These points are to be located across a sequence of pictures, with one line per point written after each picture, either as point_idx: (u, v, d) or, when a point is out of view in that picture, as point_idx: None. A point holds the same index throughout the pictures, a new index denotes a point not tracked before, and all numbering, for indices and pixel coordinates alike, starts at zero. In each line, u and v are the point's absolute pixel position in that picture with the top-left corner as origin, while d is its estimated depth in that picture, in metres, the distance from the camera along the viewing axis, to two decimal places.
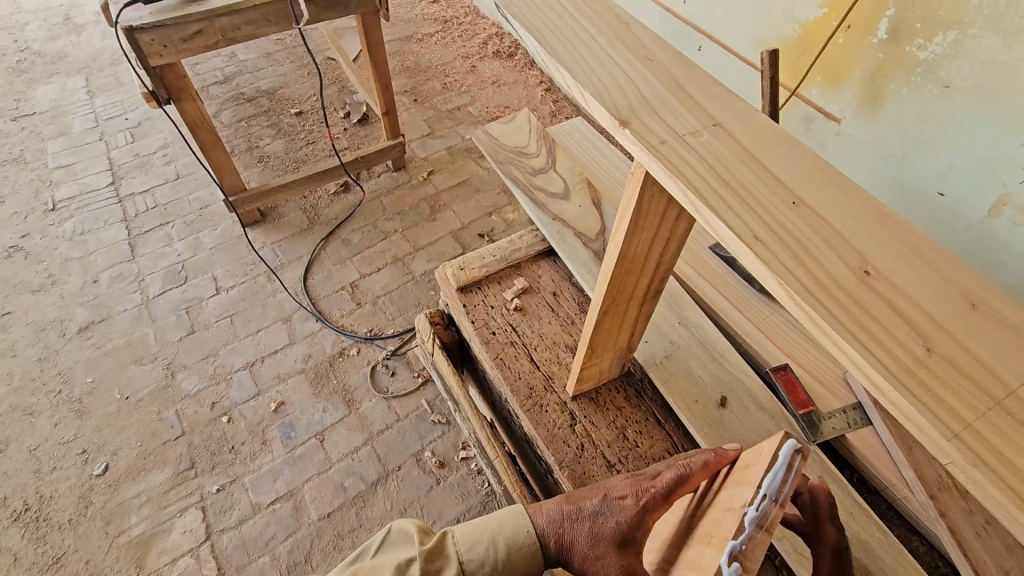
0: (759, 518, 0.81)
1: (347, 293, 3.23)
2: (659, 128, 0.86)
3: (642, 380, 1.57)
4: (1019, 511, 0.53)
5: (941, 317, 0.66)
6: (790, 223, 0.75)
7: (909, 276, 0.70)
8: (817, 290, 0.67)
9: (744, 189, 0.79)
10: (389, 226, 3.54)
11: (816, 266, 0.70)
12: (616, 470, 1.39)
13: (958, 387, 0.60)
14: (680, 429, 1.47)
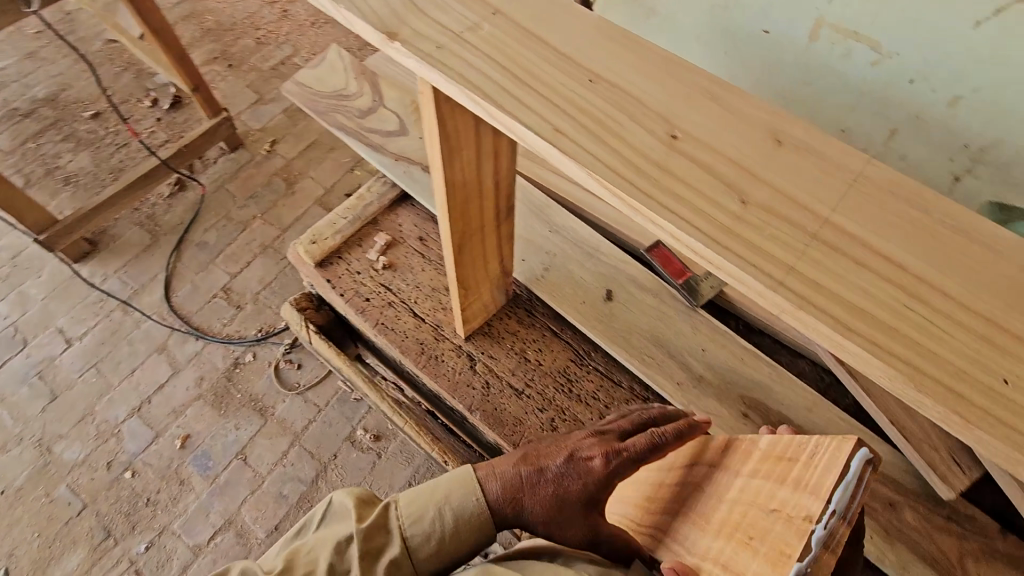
0: (827, 537, 0.57)
1: (222, 299, 2.91)
2: (436, 35, 0.76)
3: (530, 298, 1.54)
4: (846, 339, 0.54)
5: (749, 164, 0.65)
6: (591, 104, 0.69)
7: (711, 130, 0.68)
8: (621, 167, 0.64)
9: (534, 78, 0.71)
10: (245, 213, 3.16)
11: (619, 141, 0.66)
12: (526, 394, 1.39)
13: (772, 230, 0.60)
14: (577, 334, 1.47)
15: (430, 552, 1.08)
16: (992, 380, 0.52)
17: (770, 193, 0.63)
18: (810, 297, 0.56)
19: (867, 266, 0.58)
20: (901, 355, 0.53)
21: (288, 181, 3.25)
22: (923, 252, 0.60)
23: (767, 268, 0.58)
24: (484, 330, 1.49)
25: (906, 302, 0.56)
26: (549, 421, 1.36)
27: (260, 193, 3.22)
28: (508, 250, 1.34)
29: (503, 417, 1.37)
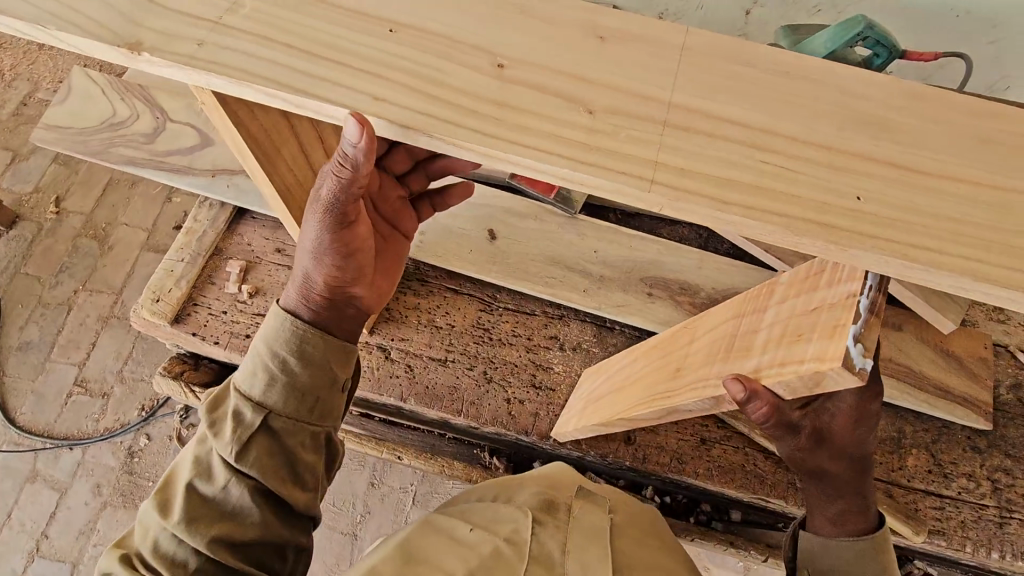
0: (871, 306, 0.69)
1: (82, 393, 2.54)
2: (193, 30, 0.68)
3: (418, 268, 1.44)
4: (710, 207, 0.62)
5: (577, 70, 0.67)
6: (390, 54, 0.67)
7: (533, 46, 0.68)
8: (461, 116, 0.64)
9: (333, 47, 0.67)
10: (61, 291, 2.69)
11: (445, 89, 0.65)
12: (451, 360, 1.35)
13: (618, 131, 0.64)
14: (477, 282, 1.43)
15: (296, 397, 0.88)
16: (847, 202, 0.62)
17: (605, 93, 0.66)
18: (677, 183, 0.62)
19: (708, 135, 0.65)
20: (752, 205, 0.62)
21: (99, 237, 2.78)
22: (751, 104, 0.67)
23: (630, 169, 0.63)
24: (384, 316, 1.38)
25: (749, 155, 0.64)
26: (483, 376, 1.34)
27: (69, 262, 2.73)
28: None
29: (438, 391, 1.32)
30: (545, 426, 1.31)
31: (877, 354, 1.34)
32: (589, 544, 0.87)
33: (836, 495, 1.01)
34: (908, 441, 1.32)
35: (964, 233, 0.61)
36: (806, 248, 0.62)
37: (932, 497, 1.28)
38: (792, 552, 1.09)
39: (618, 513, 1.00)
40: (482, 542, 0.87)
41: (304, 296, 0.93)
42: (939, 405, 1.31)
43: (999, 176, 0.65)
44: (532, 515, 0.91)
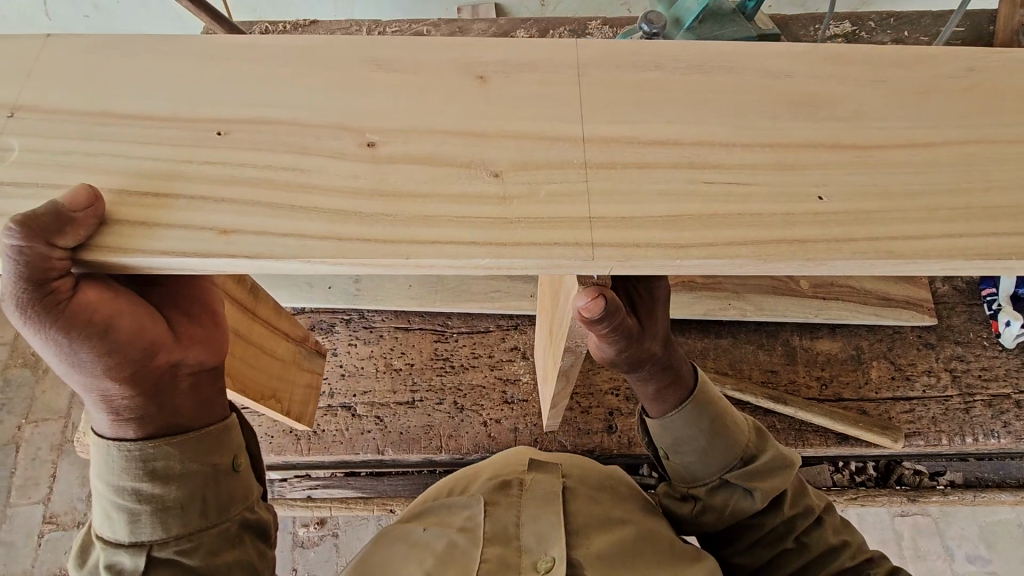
0: None
1: (56, 529, 2.39)
2: (2, 200, 0.67)
3: (363, 313, 1.41)
4: (593, 250, 0.65)
5: (433, 150, 0.70)
6: (235, 169, 0.68)
7: (380, 135, 0.71)
8: (332, 226, 0.66)
9: (151, 174, 0.68)
10: (3, 431, 2.54)
11: (309, 199, 0.67)
12: (419, 398, 1.32)
13: (477, 198, 0.68)
14: (425, 315, 1.41)
15: (174, 514, 0.75)
16: (707, 212, 0.68)
17: (465, 166, 0.70)
18: (545, 241, 0.66)
19: (566, 180, 0.69)
20: (621, 242, 0.66)
21: (30, 363, 2.63)
22: (600, 138, 0.72)
23: (502, 237, 0.66)
24: (341, 371, 1.35)
25: (606, 189, 0.69)
26: (454, 405, 1.32)
27: (6, 398, 2.58)
28: (284, 321, 1.22)
29: (413, 433, 1.29)
30: (527, 437, 1.30)
31: (818, 282, 1.40)
32: (543, 513, 0.87)
33: (647, 376, 0.95)
34: (867, 355, 1.37)
35: (809, 213, 0.68)
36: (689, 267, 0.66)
37: (901, 402, 1.33)
38: (646, 436, 1.05)
39: (573, 471, 1.00)
40: (435, 538, 0.84)
41: (108, 406, 0.74)
42: (887, 314, 1.36)
43: (827, 152, 0.72)
44: (484, 497, 0.89)
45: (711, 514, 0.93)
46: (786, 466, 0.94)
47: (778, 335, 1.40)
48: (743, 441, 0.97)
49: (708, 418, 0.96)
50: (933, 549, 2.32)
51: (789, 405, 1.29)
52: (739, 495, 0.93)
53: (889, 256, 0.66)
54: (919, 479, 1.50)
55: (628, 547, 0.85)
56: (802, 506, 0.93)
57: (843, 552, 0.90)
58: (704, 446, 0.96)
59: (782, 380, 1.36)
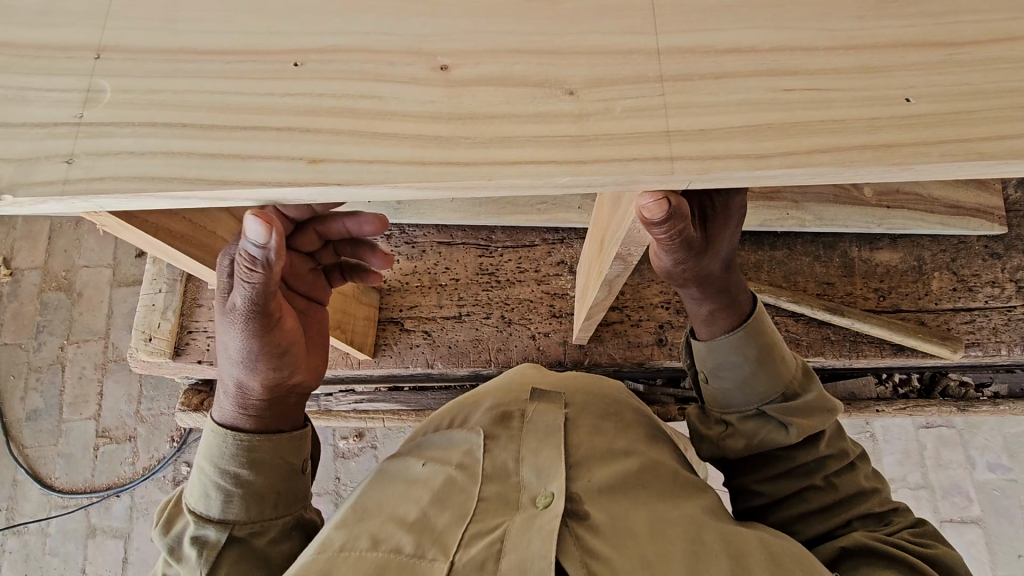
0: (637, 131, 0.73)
1: (109, 442, 2.51)
2: (55, 142, 0.52)
3: (404, 231, 1.37)
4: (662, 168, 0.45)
5: (501, 70, 0.50)
6: (315, 99, 0.50)
7: (450, 55, 0.51)
8: (416, 152, 0.48)
9: (231, 107, 0.51)
10: (46, 352, 2.62)
11: (405, 124, 0.49)
12: (466, 313, 1.31)
13: (543, 119, 0.48)
14: (467, 229, 1.37)
15: (256, 501, 0.81)
16: (809, 113, 0.47)
17: (527, 86, 0.49)
18: (619, 155, 0.46)
19: (641, 93, 0.48)
20: (697, 153, 0.46)
21: (64, 288, 2.67)
22: (670, 47, 0.49)
23: (571, 156, 0.46)
24: (385, 287, 1.33)
25: (686, 102, 0.47)
26: (502, 320, 1.30)
27: (44, 321, 2.65)
28: None
29: (462, 346, 1.29)
30: (576, 351, 1.28)
31: (883, 190, 1.32)
32: (543, 445, 0.79)
33: (699, 296, 0.83)
34: (929, 266, 1.32)
35: (892, 118, 0.47)
36: (767, 183, 0.47)
37: (962, 312, 1.29)
38: (687, 358, 0.95)
39: (575, 399, 0.92)
40: (433, 474, 0.78)
41: (241, 406, 0.82)
42: (952, 223, 1.30)
43: (907, 53, 0.49)
44: (484, 431, 0.82)
45: (736, 444, 0.86)
46: (830, 409, 0.85)
47: (835, 246, 1.35)
48: (787, 377, 0.86)
49: (758, 348, 0.85)
50: (955, 458, 2.39)
51: (846, 316, 1.25)
52: (773, 428, 0.84)
53: (981, 160, 0.46)
54: (965, 391, 1.51)
55: (632, 479, 0.78)
56: (839, 448, 0.86)
57: (870, 497, 0.84)
58: (747, 374, 0.86)
59: (837, 292, 1.31)
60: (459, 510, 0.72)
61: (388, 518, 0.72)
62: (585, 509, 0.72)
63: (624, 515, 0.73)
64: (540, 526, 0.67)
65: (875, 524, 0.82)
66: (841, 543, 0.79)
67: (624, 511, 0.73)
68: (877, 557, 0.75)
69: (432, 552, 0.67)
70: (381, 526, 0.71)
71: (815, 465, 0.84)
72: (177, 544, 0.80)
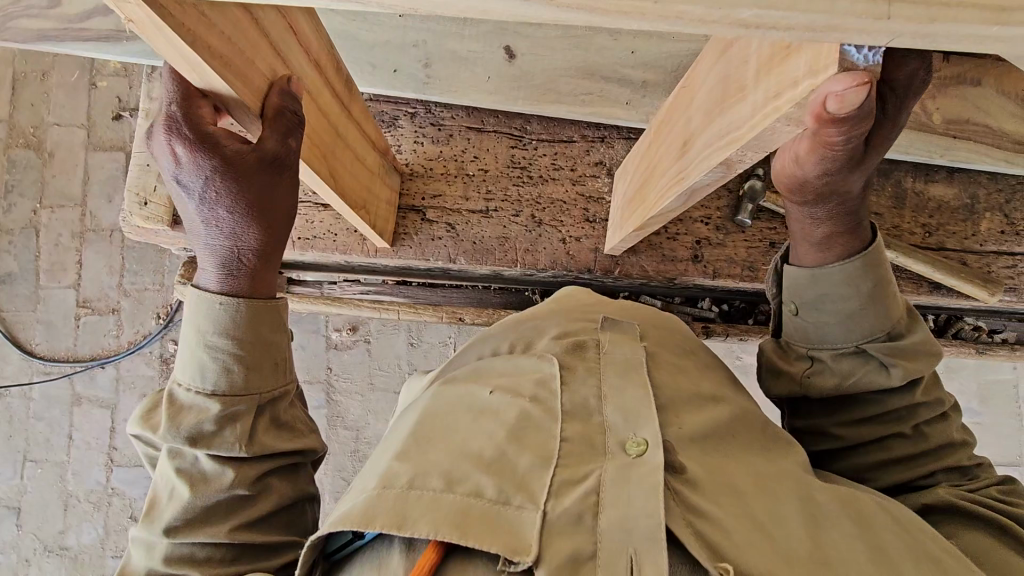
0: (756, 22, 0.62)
1: (91, 314, 2.42)
2: None
3: (430, 110, 1.25)
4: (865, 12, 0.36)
5: None
6: None
7: None
8: None
9: None
10: (18, 214, 2.45)
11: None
12: (495, 209, 1.21)
13: None
14: (500, 115, 1.25)
15: (257, 365, 0.79)
16: None
17: None
18: None
19: None
20: None
21: (33, 146, 2.45)
22: None
23: None
24: (408, 172, 1.22)
25: None
26: (532, 220, 1.21)
27: (13, 180, 2.45)
28: (371, 126, 0.98)
29: (488, 243, 1.20)
30: (607, 260, 1.21)
31: (952, 117, 1.22)
32: (629, 382, 0.68)
33: (821, 216, 0.75)
34: (981, 205, 1.26)
35: None
36: (982, 47, 0.38)
37: (1005, 256, 1.25)
38: (774, 289, 0.88)
39: (649, 335, 0.81)
40: (504, 405, 0.66)
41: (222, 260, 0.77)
42: (1017, 161, 1.23)
43: None
44: (558, 360, 0.71)
45: (830, 382, 0.81)
46: (933, 353, 0.81)
47: (890, 175, 1.27)
48: (895, 317, 0.81)
49: (873, 282, 0.79)
50: None
51: (891, 249, 1.20)
52: (875, 368, 0.80)
53: None
54: (977, 335, 1.52)
55: (724, 429, 0.71)
56: (933, 397, 0.84)
57: (957, 451, 0.84)
58: (855, 309, 0.80)
59: (885, 224, 1.25)
60: (540, 452, 0.61)
61: (457, 454, 0.61)
62: (681, 461, 0.63)
63: (722, 469, 0.66)
64: (640, 477, 0.58)
65: (958, 477, 0.83)
66: (926, 500, 0.79)
67: (723, 464, 0.66)
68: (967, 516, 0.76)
69: (517, 499, 0.58)
70: (446, 466, 0.60)
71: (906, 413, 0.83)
72: (201, 434, 0.75)
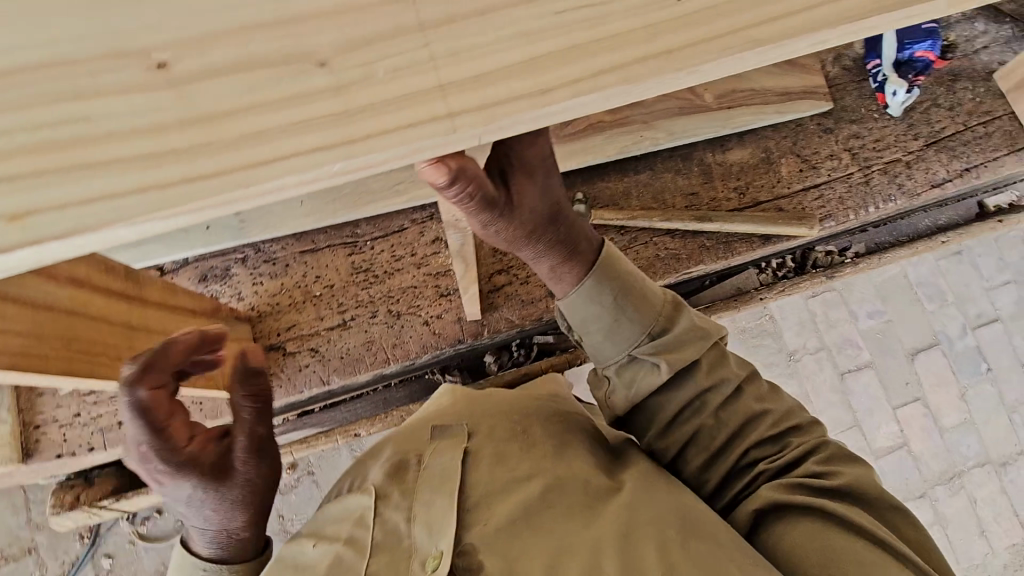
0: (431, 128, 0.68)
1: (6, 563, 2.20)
2: None
3: (258, 247, 1.24)
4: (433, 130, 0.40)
5: (232, 55, 0.40)
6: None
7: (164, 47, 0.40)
8: (154, 174, 0.39)
9: None
10: None
11: (135, 145, 0.39)
12: (352, 318, 1.22)
13: (300, 102, 0.40)
14: (329, 229, 1.26)
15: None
16: (589, 33, 0.42)
17: (272, 66, 0.40)
18: (392, 124, 0.40)
19: (402, 49, 0.42)
20: (472, 104, 0.41)
21: None
22: None
23: (338, 137, 0.40)
24: (255, 314, 1.21)
25: (455, 48, 0.42)
26: (391, 314, 1.23)
27: None
28: (179, 296, 0.96)
29: (355, 353, 1.21)
30: (473, 325, 1.24)
31: (721, 92, 1.37)
32: (436, 495, 0.81)
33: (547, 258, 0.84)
34: (776, 154, 1.40)
35: (668, 22, 0.43)
36: (559, 118, 0.43)
37: (812, 190, 1.38)
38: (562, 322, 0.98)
39: (483, 428, 0.94)
40: (322, 558, 0.81)
41: (218, 531, 0.87)
42: (788, 110, 1.38)
43: None
44: (375, 492, 0.86)
45: (623, 396, 0.91)
46: (704, 333, 0.91)
47: (692, 156, 1.38)
48: (653, 315, 0.91)
49: (613, 295, 0.88)
50: (842, 315, 2.66)
51: (714, 222, 1.30)
52: (647, 369, 0.89)
53: (756, 47, 0.43)
54: (832, 259, 1.65)
55: (531, 507, 0.78)
56: (723, 376, 0.90)
57: (762, 421, 0.89)
58: (611, 322, 0.89)
59: (703, 199, 1.36)
60: None
61: None
62: (477, 560, 0.73)
63: (522, 552, 0.73)
64: None
65: (772, 448, 0.88)
66: (753, 505, 0.83)
67: (524, 543, 0.74)
68: (788, 511, 0.80)
69: None
70: None
71: (699, 405, 0.89)
72: None
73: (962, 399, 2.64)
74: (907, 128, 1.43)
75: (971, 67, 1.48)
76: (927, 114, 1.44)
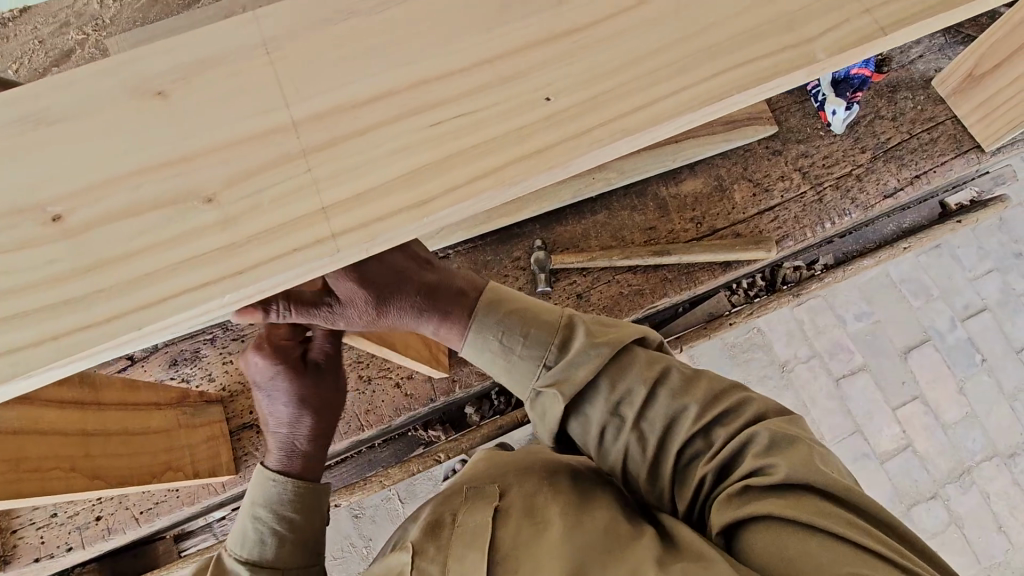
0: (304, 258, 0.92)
1: None
2: None
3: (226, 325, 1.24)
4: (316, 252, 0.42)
5: (125, 201, 0.44)
6: None
7: (60, 203, 0.44)
8: (57, 323, 0.42)
9: None
10: None
11: (34, 297, 0.42)
12: None
13: (188, 238, 0.43)
14: None
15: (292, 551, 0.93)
16: (466, 141, 0.44)
17: (159, 207, 0.43)
18: (269, 254, 0.42)
19: (284, 175, 0.44)
20: (351, 223, 0.43)
21: None
22: (309, 113, 0.45)
23: (227, 268, 0.42)
24: (226, 395, 1.19)
25: (335, 168, 0.44)
26: (361, 380, 1.24)
27: None
28: (136, 394, 1.01)
29: None
30: (444, 383, 1.25)
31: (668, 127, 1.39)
32: (468, 550, 0.78)
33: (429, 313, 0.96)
34: (728, 181, 1.42)
35: (538, 122, 0.45)
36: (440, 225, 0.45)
37: (767, 213, 1.40)
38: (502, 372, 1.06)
39: (513, 482, 0.90)
40: None
41: (284, 452, 0.97)
42: (734, 137, 1.40)
43: (540, 50, 0.48)
44: (412, 547, 0.82)
45: (544, 428, 0.93)
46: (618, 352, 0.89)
47: (646, 192, 1.41)
48: (546, 347, 0.92)
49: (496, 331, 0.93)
50: (829, 321, 2.66)
51: (673, 254, 1.32)
52: (550, 397, 0.89)
53: (624, 137, 0.45)
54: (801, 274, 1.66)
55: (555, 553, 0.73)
56: (656, 399, 0.85)
57: (682, 418, 0.84)
58: (505, 362, 0.93)
59: (662, 233, 1.38)
60: None
61: None
62: None
63: None
64: None
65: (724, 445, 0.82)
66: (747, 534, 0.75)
67: None
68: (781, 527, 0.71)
69: None
70: None
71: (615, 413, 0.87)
72: None
73: (960, 393, 2.62)
74: (854, 141, 1.46)
75: (909, 77, 1.51)
76: (871, 127, 1.47)
